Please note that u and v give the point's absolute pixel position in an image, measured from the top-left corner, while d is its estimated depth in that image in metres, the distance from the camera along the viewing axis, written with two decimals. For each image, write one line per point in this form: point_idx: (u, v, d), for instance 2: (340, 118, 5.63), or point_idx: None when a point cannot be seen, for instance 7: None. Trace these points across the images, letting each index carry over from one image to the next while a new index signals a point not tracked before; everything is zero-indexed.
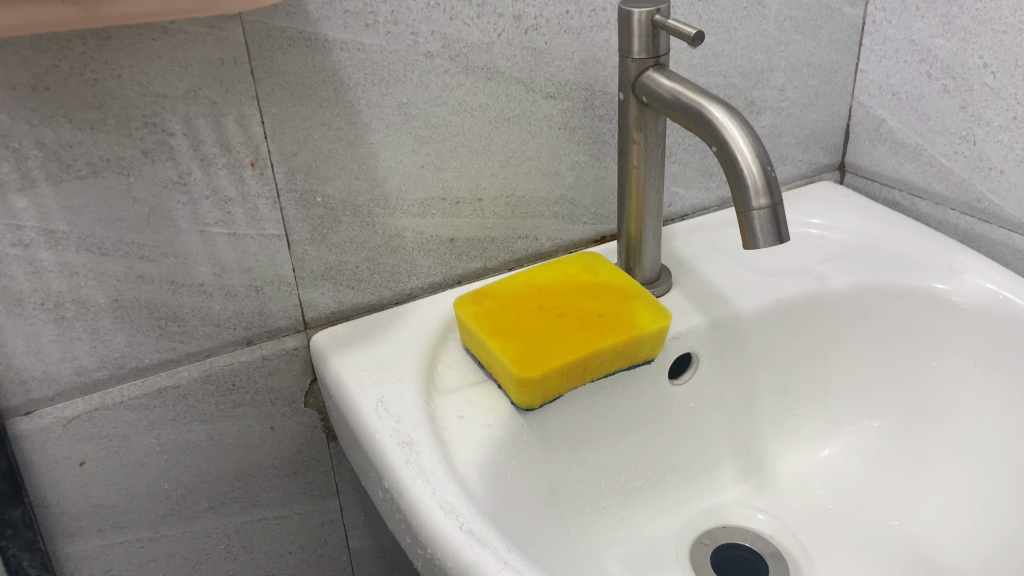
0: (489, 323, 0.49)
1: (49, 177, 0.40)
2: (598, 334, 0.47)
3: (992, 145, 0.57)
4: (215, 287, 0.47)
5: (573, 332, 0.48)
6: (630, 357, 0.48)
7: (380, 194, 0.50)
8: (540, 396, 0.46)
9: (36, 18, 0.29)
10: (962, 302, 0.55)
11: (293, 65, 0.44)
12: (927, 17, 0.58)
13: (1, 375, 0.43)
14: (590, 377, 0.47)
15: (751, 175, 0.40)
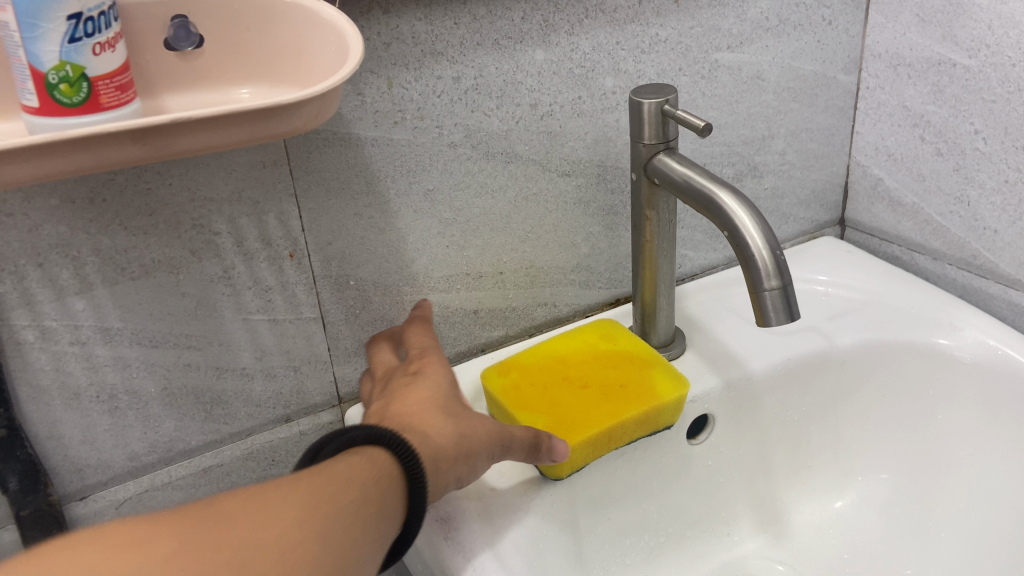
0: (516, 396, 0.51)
1: (105, 280, 0.43)
2: (621, 405, 0.50)
3: (985, 206, 0.60)
4: (256, 370, 0.50)
5: (598, 404, 0.50)
6: (651, 425, 0.51)
7: (409, 274, 0.53)
8: (567, 467, 0.48)
9: (109, 159, 0.32)
10: (963, 356, 0.58)
11: (328, 163, 0.47)
12: (919, 85, 0.61)
13: (58, 464, 0.46)
14: (614, 446, 0.50)
15: (761, 259, 0.43)
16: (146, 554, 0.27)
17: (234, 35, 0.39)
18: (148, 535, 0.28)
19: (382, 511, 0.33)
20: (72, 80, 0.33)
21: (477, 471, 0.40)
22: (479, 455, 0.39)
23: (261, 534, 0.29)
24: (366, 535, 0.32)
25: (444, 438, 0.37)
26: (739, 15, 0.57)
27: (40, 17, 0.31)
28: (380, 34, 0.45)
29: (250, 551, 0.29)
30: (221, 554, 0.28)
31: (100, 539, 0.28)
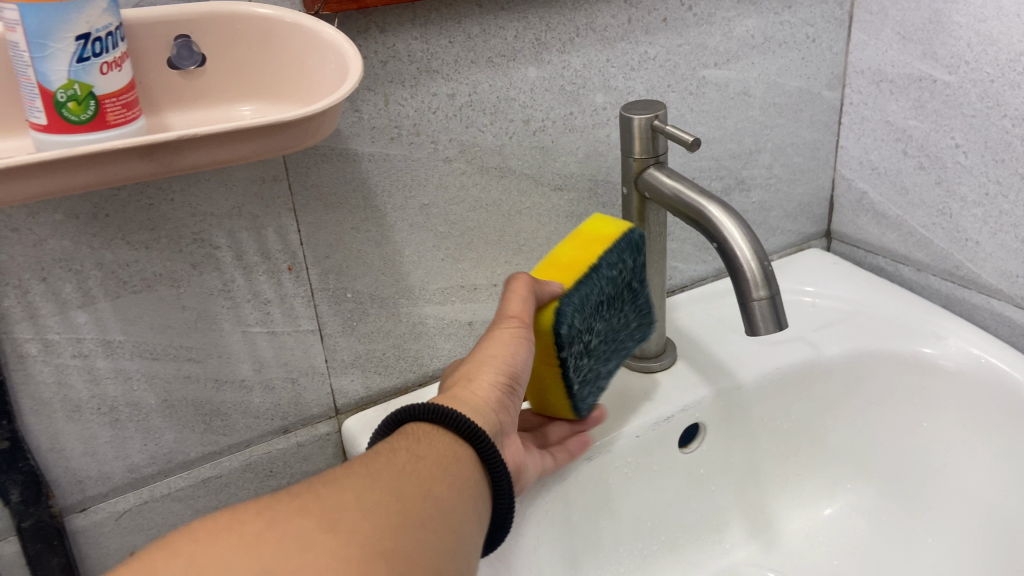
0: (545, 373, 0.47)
1: (107, 294, 0.44)
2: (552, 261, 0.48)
3: (967, 218, 0.61)
4: (255, 381, 0.51)
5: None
6: (605, 238, 0.48)
7: (405, 286, 0.54)
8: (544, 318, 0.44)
9: (117, 174, 0.33)
10: (948, 365, 0.59)
11: (326, 178, 0.48)
12: (901, 101, 0.63)
13: (59, 476, 0.47)
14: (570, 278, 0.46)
15: (749, 269, 0.44)
16: (241, 534, 0.30)
17: (236, 54, 0.40)
18: (237, 519, 0.31)
19: (444, 465, 0.36)
20: (80, 98, 0.34)
21: (519, 367, 0.43)
22: (500, 355, 0.42)
23: (345, 500, 0.32)
24: (438, 480, 0.35)
25: (465, 372, 0.43)
26: (725, 32, 0.59)
27: (49, 37, 0.32)
28: (377, 52, 0.46)
29: (336, 512, 0.32)
30: (310, 518, 0.31)
31: (193, 535, 0.30)
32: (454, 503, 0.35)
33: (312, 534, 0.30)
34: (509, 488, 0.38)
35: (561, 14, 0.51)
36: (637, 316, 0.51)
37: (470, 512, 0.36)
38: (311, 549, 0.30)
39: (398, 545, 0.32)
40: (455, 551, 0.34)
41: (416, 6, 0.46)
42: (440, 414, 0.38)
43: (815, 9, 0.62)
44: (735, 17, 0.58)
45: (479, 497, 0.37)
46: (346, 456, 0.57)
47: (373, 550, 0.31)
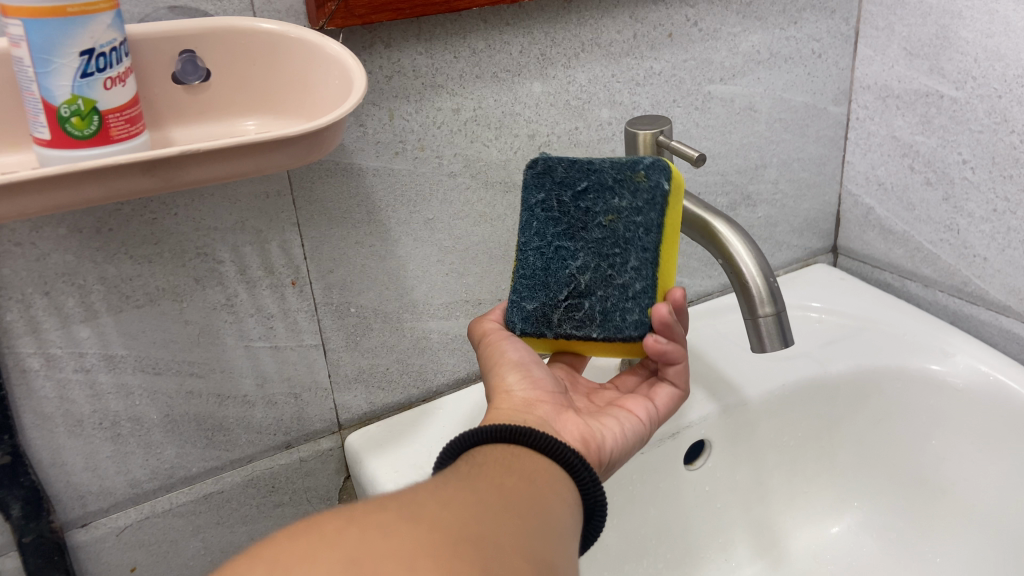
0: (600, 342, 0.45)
1: (110, 308, 0.44)
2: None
3: (975, 234, 0.61)
4: (258, 396, 0.51)
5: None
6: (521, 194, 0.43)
7: (408, 301, 0.54)
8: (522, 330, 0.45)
9: (121, 188, 0.33)
10: (957, 382, 0.58)
11: (331, 193, 0.48)
12: (908, 116, 0.63)
13: (60, 492, 0.46)
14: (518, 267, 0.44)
15: (755, 286, 0.44)
16: (322, 531, 0.27)
17: (241, 68, 0.40)
18: (316, 520, 0.27)
19: (509, 464, 0.34)
20: (83, 113, 0.34)
21: (521, 355, 0.43)
22: (500, 362, 0.42)
23: (425, 497, 0.29)
24: (505, 475, 0.33)
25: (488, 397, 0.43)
26: (731, 48, 0.58)
27: (53, 52, 0.32)
28: (382, 68, 0.46)
29: (419, 505, 0.28)
30: (392, 511, 0.28)
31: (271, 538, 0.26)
32: (536, 491, 0.32)
33: (394, 524, 0.27)
34: (581, 463, 0.35)
35: (566, 29, 0.51)
36: (624, 190, 0.41)
37: (562, 505, 0.33)
38: (397, 538, 0.26)
39: (490, 529, 0.28)
40: (553, 540, 0.30)
41: (422, 22, 0.46)
42: (480, 433, 0.36)
43: (821, 24, 0.62)
44: (740, 32, 0.58)
45: (560, 484, 0.34)
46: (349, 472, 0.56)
47: (462, 535, 0.27)
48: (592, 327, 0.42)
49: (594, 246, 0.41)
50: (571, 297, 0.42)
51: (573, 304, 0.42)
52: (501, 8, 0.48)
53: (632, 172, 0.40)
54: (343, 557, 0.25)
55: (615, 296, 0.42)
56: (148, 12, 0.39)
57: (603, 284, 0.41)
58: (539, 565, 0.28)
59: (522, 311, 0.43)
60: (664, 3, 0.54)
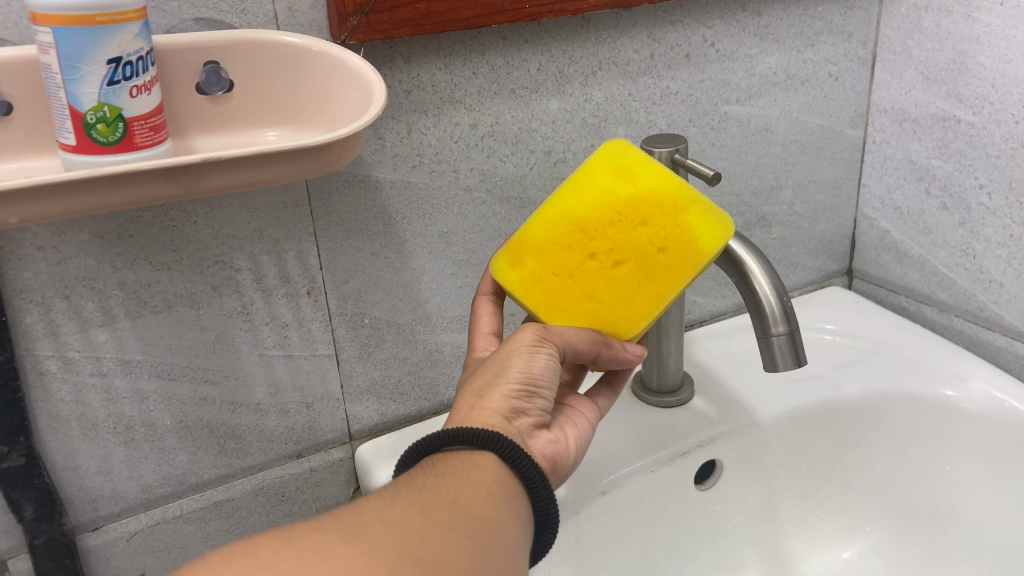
0: (530, 293, 0.43)
1: (128, 313, 0.44)
2: (673, 277, 0.41)
3: (991, 259, 0.61)
4: (271, 405, 0.51)
5: (640, 287, 0.42)
6: None
7: (422, 313, 0.54)
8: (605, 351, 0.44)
9: (143, 194, 0.34)
10: (972, 408, 0.58)
11: (348, 205, 0.48)
12: (924, 140, 0.63)
13: (73, 495, 0.47)
14: None
15: (769, 306, 0.44)
16: (256, 554, 0.27)
17: (263, 81, 0.41)
18: (254, 542, 0.28)
19: (467, 474, 0.33)
20: (109, 119, 0.34)
21: (543, 374, 0.38)
22: (521, 372, 0.37)
23: (367, 516, 0.29)
24: (461, 489, 0.32)
25: (477, 381, 0.38)
26: (748, 69, 0.59)
27: (81, 60, 0.33)
28: (401, 82, 0.47)
29: (359, 525, 0.29)
30: (331, 533, 0.28)
31: (209, 561, 0.27)
32: (490, 504, 0.32)
33: (331, 546, 0.27)
34: (541, 480, 0.35)
35: (585, 48, 0.52)
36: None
37: (515, 517, 0.33)
38: (332, 560, 0.27)
39: (431, 559, 0.28)
40: (500, 556, 0.31)
41: (441, 38, 0.47)
42: (446, 436, 0.35)
43: (838, 47, 0.62)
44: (758, 54, 0.59)
45: (511, 494, 0.34)
46: (358, 483, 0.56)
47: (402, 557, 0.28)
48: None
49: None
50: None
51: None
52: (520, 26, 0.49)
53: None
54: None
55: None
56: (175, 23, 0.40)
57: None
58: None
59: None
60: (682, 24, 0.54)
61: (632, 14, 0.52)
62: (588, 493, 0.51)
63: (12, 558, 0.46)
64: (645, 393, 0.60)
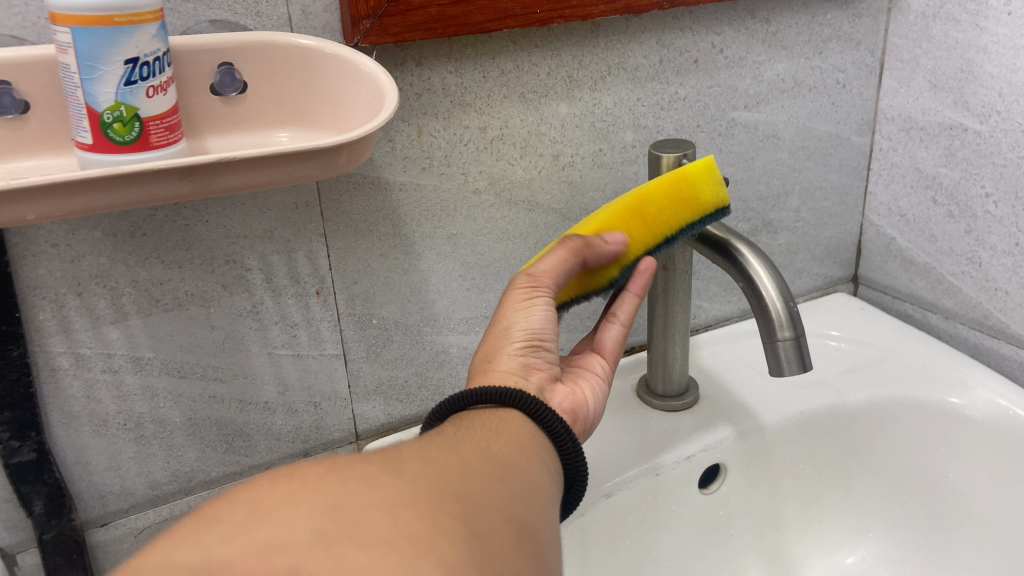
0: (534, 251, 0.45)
1: (140, 311, 0.45)
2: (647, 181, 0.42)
3: (996, 267, 0.61)
4: (279, 404, 0.51)
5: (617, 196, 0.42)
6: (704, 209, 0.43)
7: (429, 315, 0.55)
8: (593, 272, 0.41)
9: (158, 194, 0.34)
10: (976, 416, 0.58)
11: (358, 206, 0.49)
12: (931, 148, 0.63)
13: (83, 491, 0.47)
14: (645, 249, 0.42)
15: (775, 310, 0.45)
16: (300, 479, 0.24)
17: (276, 81, 0.41)
18: (295, 468, 0.25)
19: (496, 428, 0.33)
20: (125, 119, 0.35)
21: (543, 325, 0.39)
22: (519, 325, 0.39)
23: (407, 454, 0.27)
24: (493, 440, 0.32)
25: (484, 348, 0.40)
26: (756, 76, 0.59)
27: (99, 60, 0.33)
28: (412, 85, 0.47)
29: (400, 460, 0.27)
30: (374, 464, 0.26)
31: (248, 487, 0.24)
32: (523, 461, 0.31)
33: (376, 476, 0.25)
34: (567, 433, 0.36)
35: (594, 53, 0.52)
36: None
37: (546, 475, 0.32)
38: (378, 488, 0.24)
39: (473, 491, 0.26)
40: (538, 506, 0.29)
41: (452, 41, 0.47)
42: (470, 395, 0.36)
43: (846, 55, 0.62)
44: (766, 61, 0.59)
45: (541, 454, 0.33)
46: None
47: (447, 490, 0.26)
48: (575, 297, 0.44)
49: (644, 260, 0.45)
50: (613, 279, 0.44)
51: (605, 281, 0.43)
52: (531, 30, 0.49)
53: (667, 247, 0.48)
54: (320, 506, 0.23)
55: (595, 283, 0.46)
56: (191, 25, 0.41)
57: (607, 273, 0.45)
58: (525, 531, 0.27)
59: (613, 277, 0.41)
60: (691, 30, 0.55)
61: (642, 20, 0.53)
62: (593, 495, 0.51)
63: (21, 552, 0.47)
64: (650, 397, 0.60)
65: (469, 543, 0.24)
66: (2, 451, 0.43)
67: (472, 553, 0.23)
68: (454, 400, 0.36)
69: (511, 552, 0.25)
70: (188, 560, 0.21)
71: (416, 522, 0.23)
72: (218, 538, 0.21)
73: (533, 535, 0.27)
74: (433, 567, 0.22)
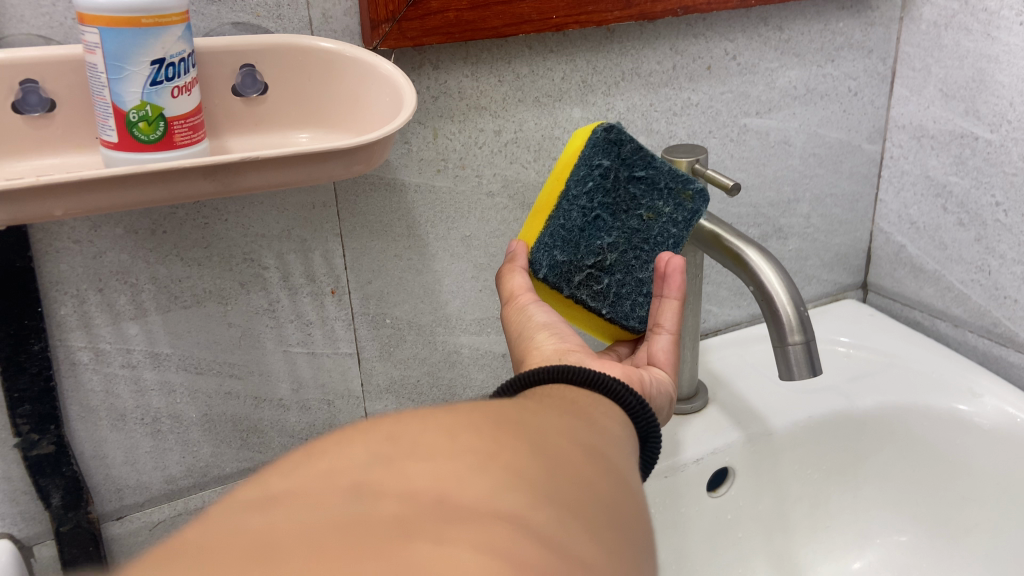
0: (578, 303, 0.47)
1: (159, 307, 0.46)
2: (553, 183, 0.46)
3: (1006, 276, 0.61)
4: (293, 401, 0.52)
5: None
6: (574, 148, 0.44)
7: (442, 315, 0.55)
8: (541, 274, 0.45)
9: (181, 192, 0.35)
10: (984, 424, 0.58)
11: (374, 207, 0.49)
12: (942, 157, 0.64)
13: (99, 484, 0.48)
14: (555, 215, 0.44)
15: (786, 314, 0.45)
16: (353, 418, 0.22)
17: (297, 83, 0.42)
18: None
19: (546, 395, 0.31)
20: (151, 118, 0.36)
21: (548, 318, 0.42)
22: (527, 324, 0.42)
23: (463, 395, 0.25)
24: (548, 398, 0.30)
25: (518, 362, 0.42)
26: (768, 82, 0.60)
27: (126, 60, 0.34)
28: (429, 88, 0.48)
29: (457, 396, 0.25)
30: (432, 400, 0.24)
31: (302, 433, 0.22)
32: (581, 409, 0.30)
33: (435, 406, 0.23)
34: (626, 390, 0.34)
35: (608, 58, 0.53)
36: (669, 198, 0.45)
37: (610, 421, 0.30)
38: (439, 412, 0.22)
39: (540, 420, 0.24)
40: (610, 441, 0.27)
41: (469, 46, 0.48)
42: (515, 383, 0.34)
43: (858, 63, 0.63)
44: (778, 68, 0.59)
45: (601, 406, 0.32)
46: None
47: (513, 415, 0.23)
48: (603, 304, 0.45)
49: (629, 231, 0.45)
50: (595, 269, 0.44)
51: (594, 276, 0.44)
52: (546, 36, 0.50)
53: (683, 187, 0.44)
54: (381, 433, 0.21)
55: (630, 286, 0.45)
56: (214, 26, 0.41)
57: (624, 269, 0.45)
58: (593, 450, 0.25)
59: (551, 259, 0.44)
60: (704, 37, 0.55)
61: (656, 26, 0.53)
62: None
63: (38, 544, 0.47)
64: None
65: (537, 452, 0.22)
66: (22, 444, 0.43)
67: (541, 462, 0.21)
68: (502, 392, 0.34)
69: (582, 462, 0.23)
70: (249, 494, 0.19)
71: (477, 431, 0.21)
72: (275, 475, 0.19)
73: (610, 461, 0.25)
74: (508, 477, 0.20)
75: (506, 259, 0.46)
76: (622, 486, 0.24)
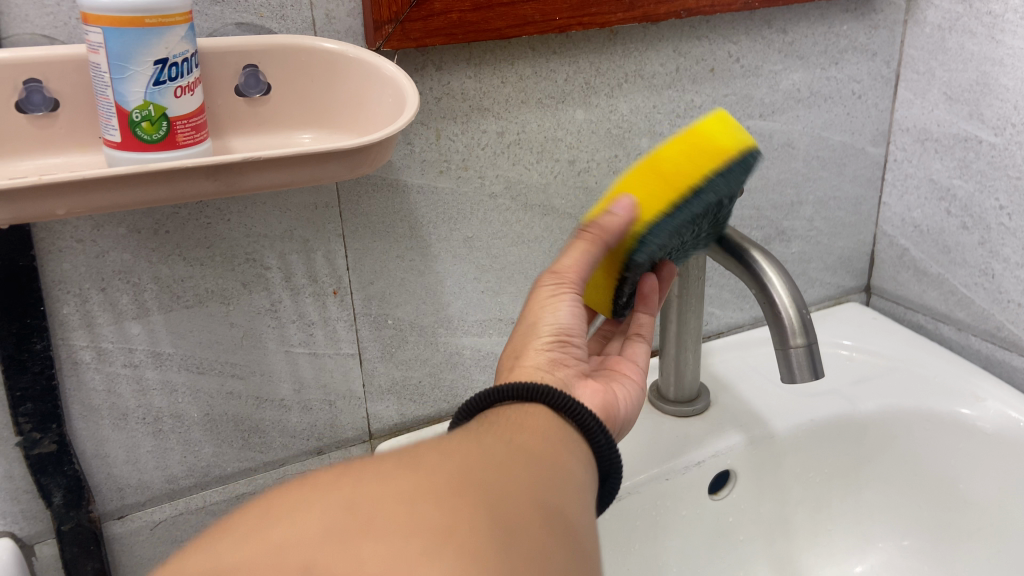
0: None
1: (161, 307, 0.46)
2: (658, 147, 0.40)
3: (1010, 279, 0.61)
4: (294, 401, 0.52)
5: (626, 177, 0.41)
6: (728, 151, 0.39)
7: (444, 316, 0.55)
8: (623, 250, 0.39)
9: (185, 191, 0.35)
10: (987, 428, 0.58)
11: (376, 207, 0.49)
12: (945, 160, 0.63)
13: (101, 484, 0.48)
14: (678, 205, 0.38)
15: (788, 317, 0.45)
16: (315, 485, 0.24)
17: (299, 83, 0.42)
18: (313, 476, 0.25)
19: (521, 423, 0.33)
20: (153, 118, 0.36)
21: (571, 321, 0.40)
22: (546, 317, 0.39)
23: (427, 448, 0.28)
24: (521, 433, 0.32)
25: (514, 346, 0.40)
26: (772, 85, 0.60)
27: (129, 60, 0.34)
28: (432, 89, 0.48)
29: (419, 453, 0.27)
30: (394, 460, 0.26)
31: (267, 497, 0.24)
32: (550, 450, 0.31)
33: (393, 470, 0.25)
34: (597, 425, 0.35)
35: (612, 60, 0.53)
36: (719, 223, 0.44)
37: (577, 461, 0.32)
38: (395, 482, 0.25)
39: (496, 480, 0.27)
40: (567, 490, 0.29)
41: (472, 47, 0.48)
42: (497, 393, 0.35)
43: (862, 66, 0.63)
44: (782, 71, 0.59)
45: (571, 443, 0.33)
46: None
47: (468, 481, 0.26)
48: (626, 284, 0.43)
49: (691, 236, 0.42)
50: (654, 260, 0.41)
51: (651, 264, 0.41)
52: (549, 37, 0.50)
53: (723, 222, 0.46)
54: (336, 509, 0.23)
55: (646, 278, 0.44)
56: (217, 27, 0.41)
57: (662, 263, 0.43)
58: (549, 519, 0.27)
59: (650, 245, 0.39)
60: (708, 39, 0.55)
61: (659, 28, 0.53)
62: None
63: (39, 543, 0.47)
64: (662, 402, 0.60)
65: (482, 526, 0.24)
66: (24, 442, 0.43)
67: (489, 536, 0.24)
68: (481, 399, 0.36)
69: (527, 530, 0.25)
70: (205, 567, 0.21)
71: (427, 509, 0.23)
72: (232, 549, 0.22)
73: (561, 519, 0.27)
74: (449, 556, 0.22)
75: (602, 223, 0.38)
76: (568, 550, 0.26)
